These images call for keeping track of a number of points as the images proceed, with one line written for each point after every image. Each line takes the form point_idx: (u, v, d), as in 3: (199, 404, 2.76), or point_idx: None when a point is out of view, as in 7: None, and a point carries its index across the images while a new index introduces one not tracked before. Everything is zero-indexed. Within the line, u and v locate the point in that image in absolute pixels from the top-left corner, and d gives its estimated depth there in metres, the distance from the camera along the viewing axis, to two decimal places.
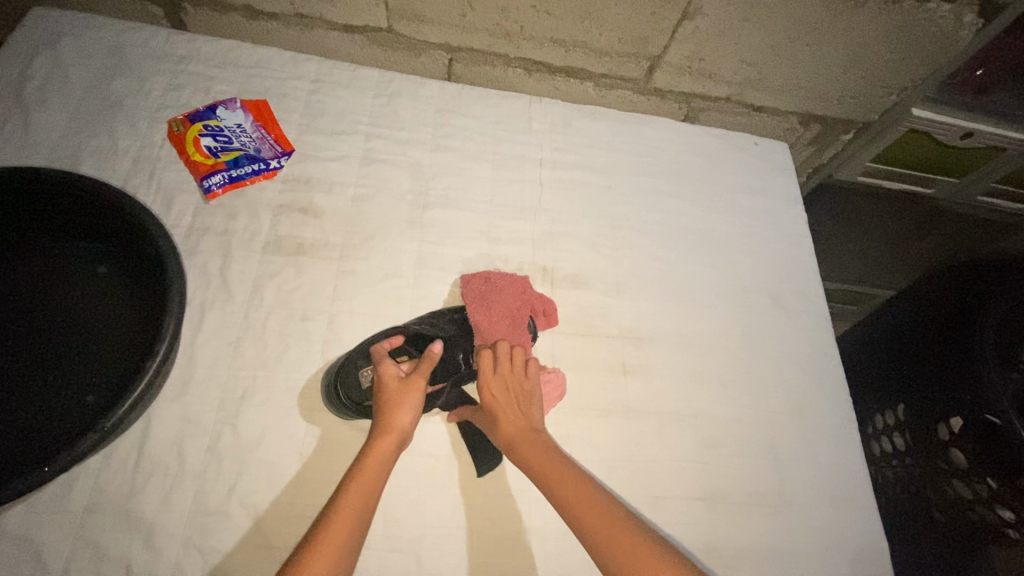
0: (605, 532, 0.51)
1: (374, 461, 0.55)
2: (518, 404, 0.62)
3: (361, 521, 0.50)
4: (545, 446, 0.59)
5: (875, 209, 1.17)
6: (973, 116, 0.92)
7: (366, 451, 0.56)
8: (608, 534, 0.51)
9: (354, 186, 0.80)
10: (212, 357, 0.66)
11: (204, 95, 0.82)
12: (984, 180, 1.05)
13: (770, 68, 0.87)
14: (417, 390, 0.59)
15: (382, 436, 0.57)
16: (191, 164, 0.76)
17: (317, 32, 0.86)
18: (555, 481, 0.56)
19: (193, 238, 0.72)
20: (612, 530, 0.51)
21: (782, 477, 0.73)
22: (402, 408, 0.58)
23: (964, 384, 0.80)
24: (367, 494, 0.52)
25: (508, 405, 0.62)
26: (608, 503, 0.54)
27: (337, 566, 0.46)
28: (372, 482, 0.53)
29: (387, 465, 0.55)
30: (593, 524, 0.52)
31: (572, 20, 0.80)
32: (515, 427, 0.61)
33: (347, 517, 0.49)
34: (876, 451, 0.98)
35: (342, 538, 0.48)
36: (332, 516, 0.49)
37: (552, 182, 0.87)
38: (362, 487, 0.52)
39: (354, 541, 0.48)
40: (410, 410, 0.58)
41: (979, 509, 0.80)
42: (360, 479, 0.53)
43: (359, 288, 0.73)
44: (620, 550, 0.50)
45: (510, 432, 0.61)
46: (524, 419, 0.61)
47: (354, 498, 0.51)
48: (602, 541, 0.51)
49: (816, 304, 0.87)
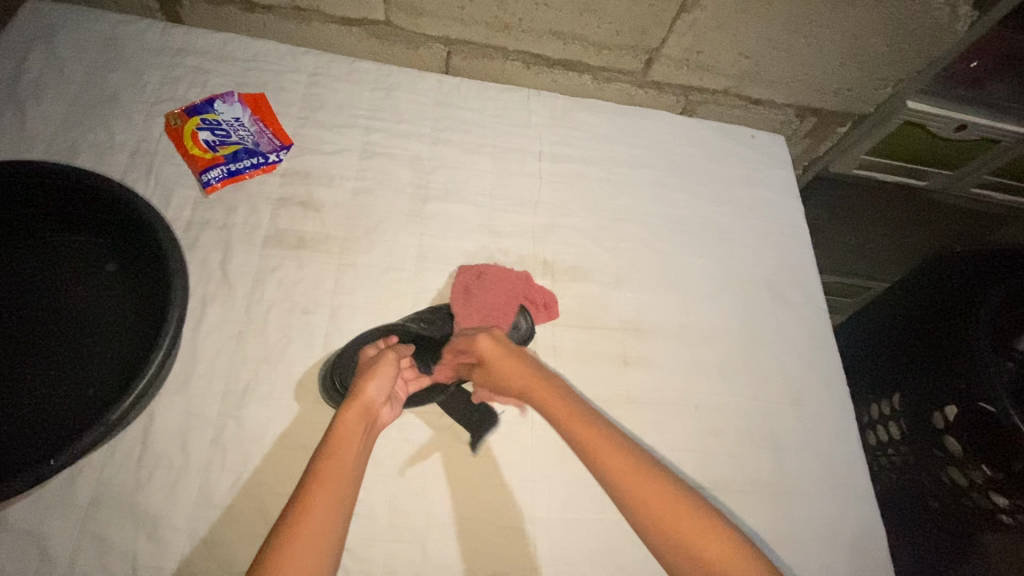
0: (625, 479, 0.50)
1: (345, 431, 0.53)
2: (511, 351, 0.61)
3: (345, 491, 0.49)
4: (561, 394, 0.57)
5: (869, 201, 1.18)
6: (967, 109, 0.93)
7: (336, 424, 0.54)
8: (629, 480, 0.50)
9: (354, 179, 0.80)
10: (214, 351, 0.66)
11: (201, 89, 0.82)
12: (977, 172, 1.07)
13: (767, 60, 0.87)
14: (392, 359, 0.60)
15: (348, 406, 0.55)
16: (189, 158, 0.76)
17: (315, 25, 0.85)
18: (572, 427, 0.55)
19: (194, 231, 0.72)
20: (631, 475, 0.50)
21: (782, 465, 0.74)
22: (373, 379, 0.57)
23: (960, 372, 0.81)
24: (347, 464, 0.51)
25: (506, 352, 0.60)
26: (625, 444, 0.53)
27: (326, 534, 0.45)
28: (350, 452, 0.52)
29: (361, 437, 0.54)
30: (611, 471, 0.51)
31: (571, 12, 0.81)
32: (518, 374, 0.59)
33: (331, 485, 0.48)
34: (873, 441, 0.99)
35: (327, 508, 0.47)
36: (314, 485, 0.48)
37: (552, 175, 0.87)
38: (343, 456, 0.51)
39: (339, 510, 0.48)
40: (382, 380, 0.58)
41: (974, 494, 0.81)
42: (338, 450, 0.52)
43: (361, 281, 0.73)
44: (642, 496, 0.49)
45: (511, 373, 0.59)
46: (524, 363, 0.60)
47: (334, 468, 0.50)
48: (622, 485, 0.50)
49: (815, 295, 0.87)
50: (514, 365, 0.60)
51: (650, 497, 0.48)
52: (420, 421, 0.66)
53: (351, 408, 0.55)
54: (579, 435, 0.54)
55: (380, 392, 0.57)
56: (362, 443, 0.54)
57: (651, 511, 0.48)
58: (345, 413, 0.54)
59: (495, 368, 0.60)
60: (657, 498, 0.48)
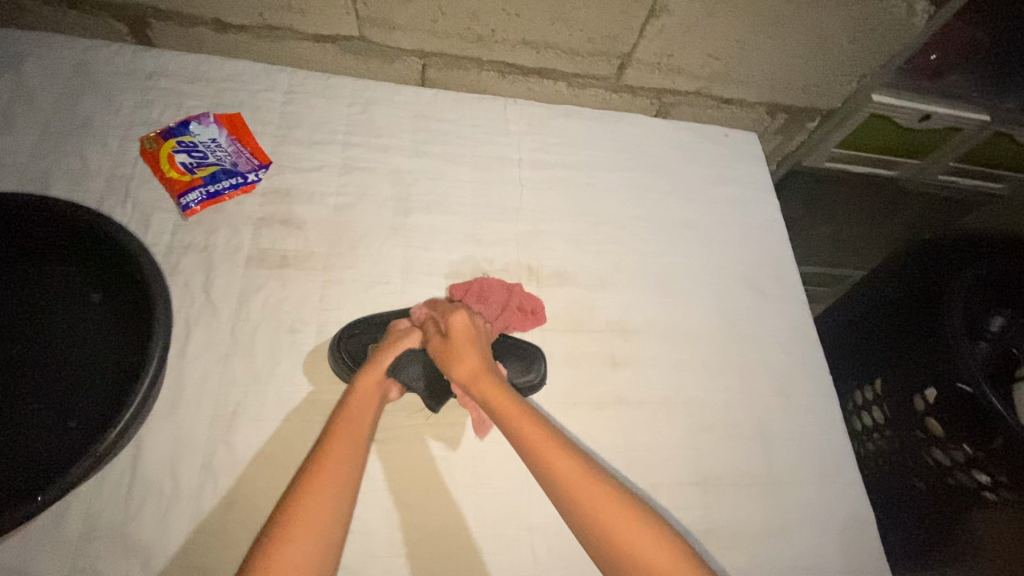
0: (581, 492, 0.48)
1: (360, 399, 0.57)
2: (479, 348, 0.60)
3: (360, 445, 0.52)
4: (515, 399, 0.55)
5: (842, 192, 1.21)
6: (928, 98, 0.96)
7: (352, 390, 0.58)
8: (579, 490, 0.48)
9: (335, 195, 0.80)
10: (201, 374, 0.65)
11: (176, 111, 0.81)
12: (942, 161, 1.11)
13: (736, 61, 0.89)
14: (410, 339, 0.63)
15: (364, 373, 0.59)
16: (166, 182, 0.75)
17: (288, 43, 0.85)
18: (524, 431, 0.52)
19: (174, 255, 0.72)
20: (588, 486, 0.48)
21: (771, 456, 0.75)
22: (387, 353, 0.61)
23: (937, 355, 0.83)
24: (362, 423, 0.54)
25: (474, 346, 0.60)
26: (580, 456, 0.51)
27: (342, 480, 0.48)
28: (365, 414, 0.55)
29: (374, 406, 0.57)
30: (569, 481, 0.48)
31: (543, 21, 0.82)
32: (470, 370, 0.58)
33: (347, 439, 0.52)
34: (858, 426, 1.01)
35: (341, 462, 0.50)
36: (332, 438, 0.52)
37: (532, 182, 0.88)
38: (358, 416, 0.55)
39: (356, 462, 0.51)
40: (394, 356, 0.61)
41: (957, 473, 0.83)
42: (352, 415, 0.55)
43: (348, 296, 0.73)
44: (595, 509, 0.47)
45: (471, 371, 0.58)
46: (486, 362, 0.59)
47: (348, 428, 0.53)
48: (572, 493, 0.48)
49: (794, 287, 0.90)
50: (477, 362, 0.58)
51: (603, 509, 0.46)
52: (413, 433, 0.66)
53: (365, 377, 0.59)
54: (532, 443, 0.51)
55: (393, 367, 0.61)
56: (376, 408, 0.57)
57: (600, 519, 0.46)
58: (359, 380, 0.58)
59: (461, 359, 0.59)
60: (604, 504, 0.47)
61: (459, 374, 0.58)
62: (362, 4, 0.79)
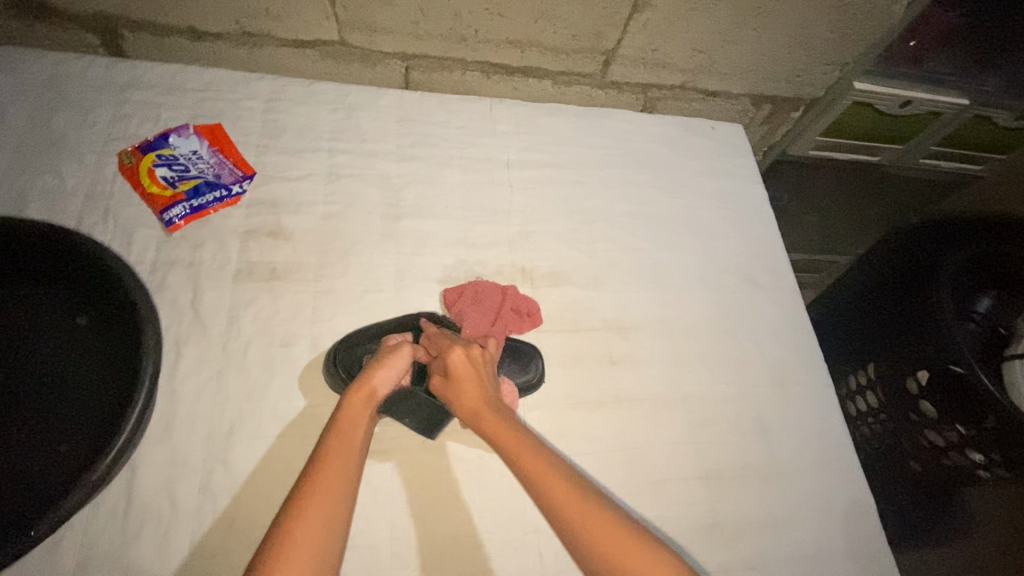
0: (583, 521, 0.47)
1: (350, 417, 0.55)
2: (484, 380, 0.59)
3: (350, 472, 0.50)
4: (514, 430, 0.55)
5: (828, 180, 1.22)
6: (910, 84, 0.97)
7: (340, 409, 0.55)
8: (573, 508, 0.48)
9: (323, 204, 0.78)
10: (194, 394, 0.63)
11: (154, 124, 0.79)
12: (924, 145, 1.12)
13: (720, 54, 0.89)
14: (405, 351, 0.61)
15: (353, 391, 0.57)
16: (148, 197, 0.73)
17: (267, 49, 0.83)
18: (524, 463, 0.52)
19: (160, 272, 0.70)
20: (587, 515, 0.48)
21: (772, 447, 0.76)
22: (379, 369, 0.58)
23: (928, 337, 0.84)
24: (352, 447, 0.52)
25: (476, 379, 0.59)
26: (580, 485, 0.50)
27: (332, 509, 0.46)
28: (355, 436, 0.53)
29: (365, 424, 0.55)
30: (569, 510, 0.48)
31: (527, 20, 0.81)
32: (471, 400, 0.57)
33: (337, 464, 0.50)
34: (853, 410, 1.02)
35: (332, 487, 0.48)
36: (321, 464, 0.49)
37: (522, 182, 0.87)
38: (346, 440, 0.52)
39: (346, 489, 0.48)
40: (387, 372, 0.59)
41: (952, 454, 0.84)
42: (342, 435, 0.53)
43: (340, 306, 0.72)
44: (595, 540, 0.46)
45: (472, 405, 0.57)
46: (487, 394, 0.58)
47: (338, 449, 0.51)
48: (564, 512, 0.48)
49: (785, 277, 0.90)
50: (478, 398, 0.57)
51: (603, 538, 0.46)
52: (414, 443, 0.66)
53: (355, 395, 0.56)
54: (533, 473, 0.51)
55: (386, 384, 0.58)
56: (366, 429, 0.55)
57: (594, 538, 0.46)
58: (348, 401, 0.56)
59: (461, 392, 0.58)
60: (597, 523, 0.47)
61: (461, 408, 0.58)
62: (341, 8, 0.77)
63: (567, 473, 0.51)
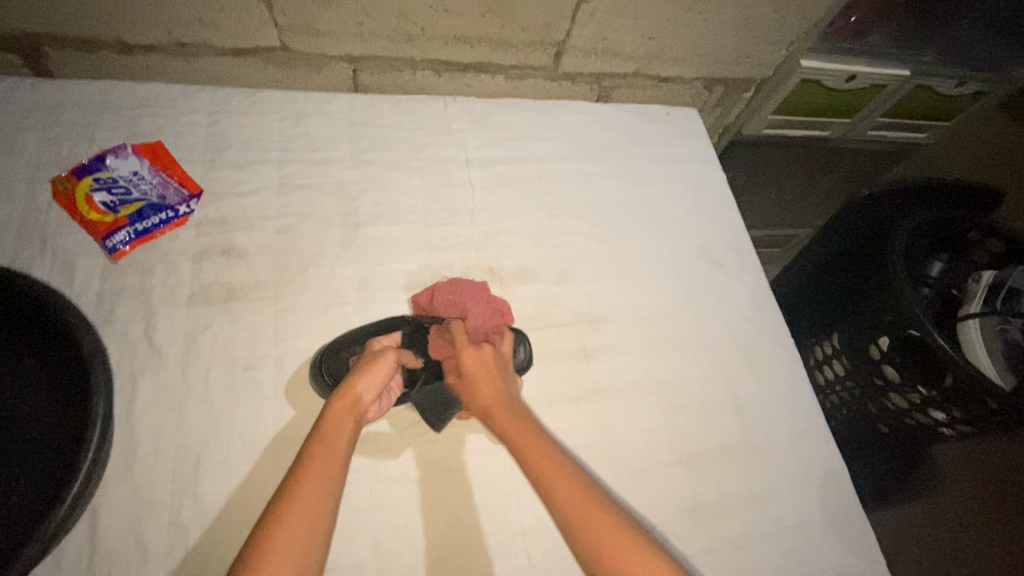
0: (585, 521, 0.48)
1: (335, 419, 0.53)
2: (501, 377, 0.60)
3: (336, 474, 0.49)
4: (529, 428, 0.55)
5: (783, 156, 1.24)
6: (855, 60, 0.99)
7: (327, 411, 0.54)
8: (579, 506, 0.48)
9: (277, 217, 0.76)
10: (156, 427, 0.61)
11: (88, 146, 0.75)
12: (871, 116, 1.15)
13: (669, 39, 0.90)
14: (389, 359, 0.59)
15: (338, 396, 0.55)
16: (88, 225, 0.69)
17: (205, 60, 0.80)
18: (535, 461, 0.52)
19: (107, 302, 0.66)
20: (590, 514, 0.48)
21: (746, 425, 0.77)
22: (362, 376, 0.57)
23: (887, 303, 0.86)
24: (337, 450, 0.50)
25: (490, 376, 0.59)
26: (587, 487, 0.50)
27: (315, 515, 0.45)
28: (342, 438, 0.52)
29: (351, 426, 0.53)
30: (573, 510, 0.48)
31: (473, 15, 0.79)
32: (490, 395, 0.58)
33: (322, 466, 0.48)
34: (821, 380, 1.05)
35: (319, 489, 0.46)
36: (304, 470, 0.48)
37: (482, 181, 0.86)
38: (333, 442, 0.51)
39: (331, 495, 0.47)
40: (372, 375, 0.57)
41: (916, 415, 0.87)
42: (328, 436, 0.51)
43: (304, 322, 0.70)
44: (597, 539, 0.46)
45: (487, 402, 0.58)
46: (502, 391, 0.58)
47: (324, 450, 0.50)
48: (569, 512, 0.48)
49: (747, 257, 0.92)
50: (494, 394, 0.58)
51: (605, 539, 0.46)
52: (391, 456, 0.64)
53: (341, 398, 0.55)
54: (544, 471, 0.52)
55: (370, 392, 0.57)
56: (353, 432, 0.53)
57: (598, 540, 0.46)
58: (333, 405, 0.54)
59: (477, 390, 0.59)
60: (604, 526, 0.47)
61: (475, 406, 0.59)
62: (279, 13, 0.74)
63: (577, 475, 0.51)
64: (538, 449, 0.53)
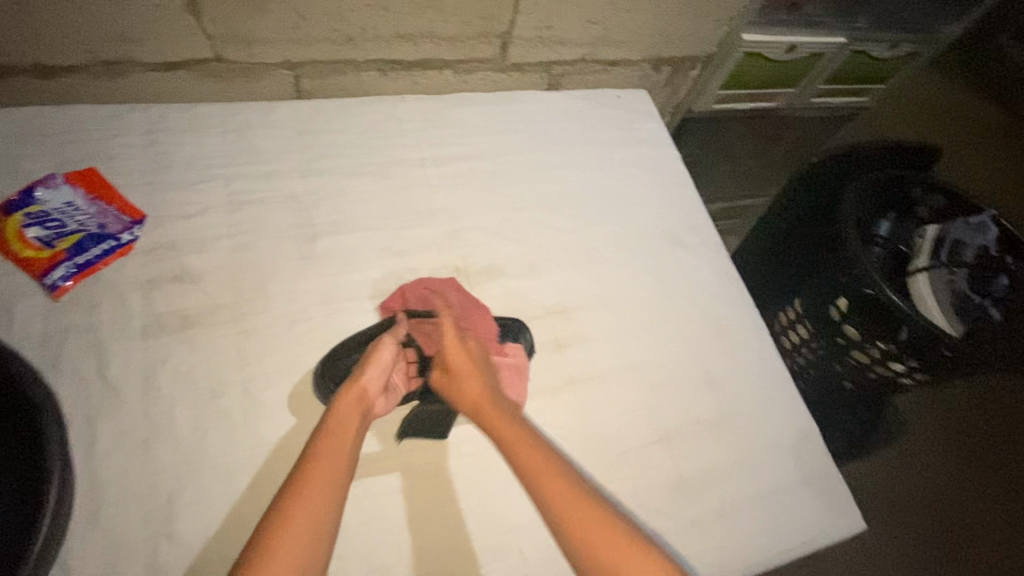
0: (568, 512, 0.49)
1: (340, 419, 0.53)
2: (483, 373, 0.61)
3: (341, 476, 0.48)
4: (513, 422, 0.57)
5: (733, 130, 1.27)
6: (795, 31, 1.02)
7: (330, 411, 0.54)
8: (568, 505, 0.50)
9: (229, 236, 0.73)
10: (121, 469, 0.58)
11: (14, 179, 0.70)
12: (812, 84, 1.18)
13: (613, 23, 0.90)
14: (391, 347, 0.61)
15: (343, 394, 0.55)
16: (22, 263, 0.65)
17: (133, 77, 0.75)
18: (524, 457, 0.54)
19: (53, 343, 0.62)
20: (582, 512, 0.49)
21: (721, 397, 0.79)
22: (369, 368, 0.58)
23: (844, 266, 0.89)
24: (342, 446, 0.51)
25: (473, 372, 0.61)
26: (578, 486, 0.51)
27: (320, 512, 0.45)
28: (347, 438, 0.52)
29: (356, 427, 0.53)
30: (558, 503, 0.50)
31: (413, 12, 0.77)
32: (474, 391, 0.59)
33: (328, 466, 0.48)
34: (788, 344, 1.07)
35: (326, 489, 0.46)
36: (308, 470, 0.47)
37: (440, 179, 0.85)
38: (338, 443, 0.51)
39: (336, 494, 0.47)
40: (377, 370, 0.58)
41: (878, 368, 0.91)
42: (332, 438, 0.51)
43: (269, 343, 0.68)
44: (584, 536, 0.48)
45: (472, 396, 0.59)
46: (488, 390, 0.59)
47: (329, 449, 0.50)
48: (560, 508, 0.50)
49: (707, 232, 0.93)
50: (477, 388, 0.59)
51: (590, 528, 0.48)
52: (372, 469, 0.63)
53: (346, 397, 0.55)
54: (526, 463, 0.53)
55: (376, 384, 0.58)
56: (358, 428, 0.53)
57: (587, 536, 0.48)
58: (340, 400, 0.55)
59: (461, 386, 0.60)
60: (595, 525, 0.49)
61: (460, 399, 0.60)
62: (209, 21, 0.71)
63: (568, 475, 0.52)
64: (523, 445, 0.55)
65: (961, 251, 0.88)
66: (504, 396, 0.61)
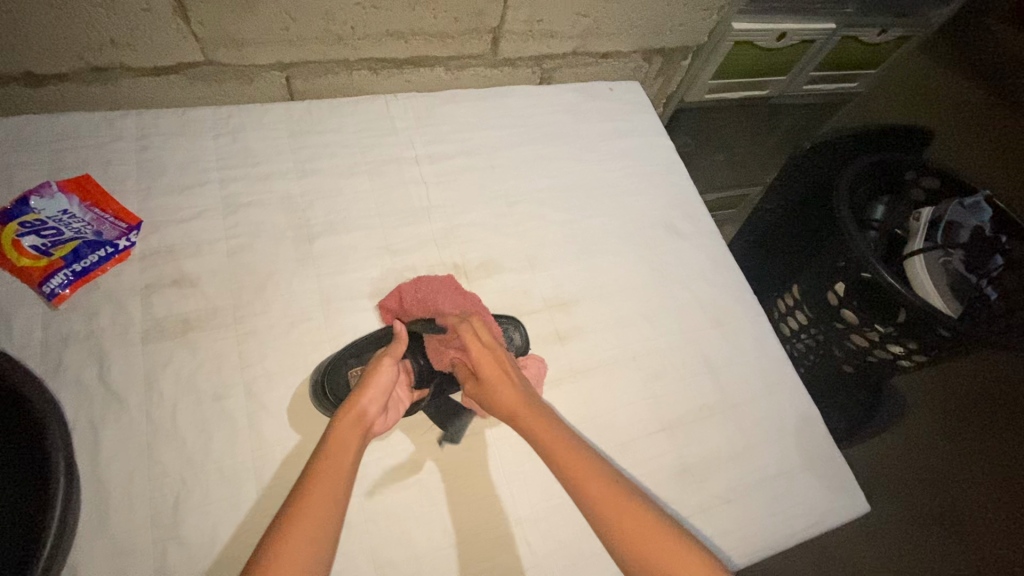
0: (614, 509, 0.48)
1: (342, 435, 0.53)
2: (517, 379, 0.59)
3: (341, 494, 0.48)
4: (560, 431, 0.54)
5: (726, 119, 1.27)
6: (783, 17, 1.01)
7: (332, 428, 0.53)
8: (612, 506, 0.48)
9: (226, 239, 0.73)
10: (126, 475, 0.58)
11: (9, 188, 0.70)
12: (804, 71, 1.18)
13: (603, 15, 0.89)
14: (383, 371, 0.59)
15: (343, 413, 0.55)
16: (20, 272, 0.65)
17: (125, 82, 0.75)
18: (561, 456, 0.52)
19: (54, 352, 0.62)
20: (622, 508, 0.48)
21: (722, 384, 0.79)
22: (367, 389, 0.57)
23: (839, 251, 0.89)
24: (341, 465, 0.50)
25: (507, 377, 0.59)
26: (621, 484, 0.50)
27: (320, 527, 0.44)
28: (348, 455, 0.51)
29: (356, 446, 0.53)
30: (601, 500, 0.49)
31: (403, 9, 0.77)
32: (510, 397, 0.57)
33: (329, 481, 0.48)
34: (786, 330, 1.08)
35: (327, 504, 0.46)
36: (310, 484, 0.47)
37: (434, 176, 0.85)
38: (337, 459, 0.50)
39: (337, 512, 0.46)
40: (375, 391, 0.58)
41: (876, 351, 0.91)
42: (334, 453, 0.51)
43: (269, 344, 0.68)
44: (627, 530, 0.47)
45: (508, 403, 0.57)
46: (525, 394, 0.58)
47: (331, 464, 0.49)
48: (600, 505, 0.49)
49: (703, 221, 0.94)
50: (512, 394, 0.58)
51: (632, 526, 0.47)
52: (376, 467, 0.63)
53: (346, 415, 0.55)
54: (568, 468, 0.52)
55: (372, 411, 0.57)
56: (358, 449, 0.53)
57: (630, 533, 0.47)
58: (339, 422, 0.54)
59: (495, 391, 0.58)
60: (633, 520, 0.47)
61: (496, 405, 0.58)
62: (198, 25, 0.70)
63: (609, 472, 0.51)
64: (562, 443, 0.53)
65: (956, 232, 0.87)
66: (542, 400, 0.59)
